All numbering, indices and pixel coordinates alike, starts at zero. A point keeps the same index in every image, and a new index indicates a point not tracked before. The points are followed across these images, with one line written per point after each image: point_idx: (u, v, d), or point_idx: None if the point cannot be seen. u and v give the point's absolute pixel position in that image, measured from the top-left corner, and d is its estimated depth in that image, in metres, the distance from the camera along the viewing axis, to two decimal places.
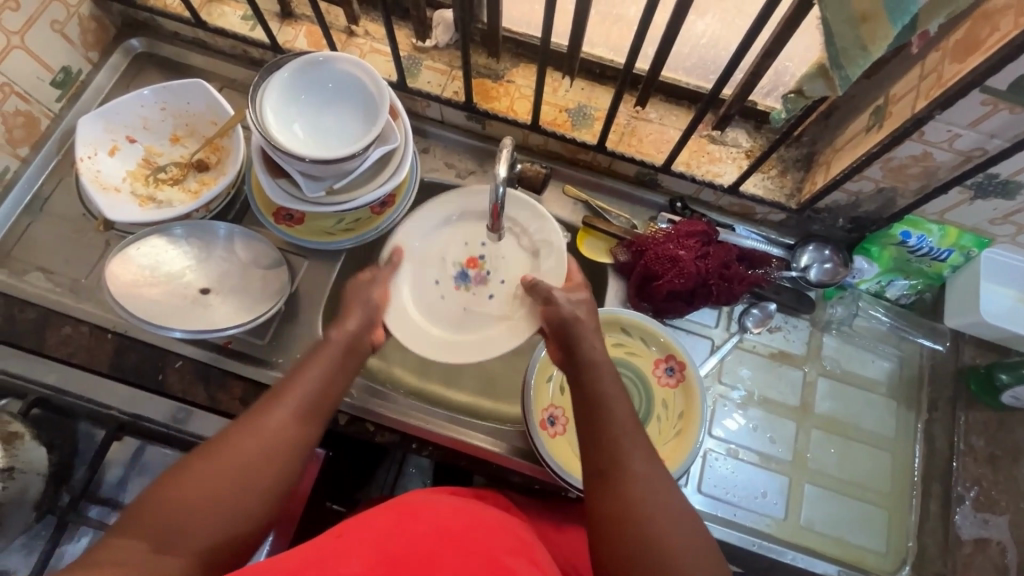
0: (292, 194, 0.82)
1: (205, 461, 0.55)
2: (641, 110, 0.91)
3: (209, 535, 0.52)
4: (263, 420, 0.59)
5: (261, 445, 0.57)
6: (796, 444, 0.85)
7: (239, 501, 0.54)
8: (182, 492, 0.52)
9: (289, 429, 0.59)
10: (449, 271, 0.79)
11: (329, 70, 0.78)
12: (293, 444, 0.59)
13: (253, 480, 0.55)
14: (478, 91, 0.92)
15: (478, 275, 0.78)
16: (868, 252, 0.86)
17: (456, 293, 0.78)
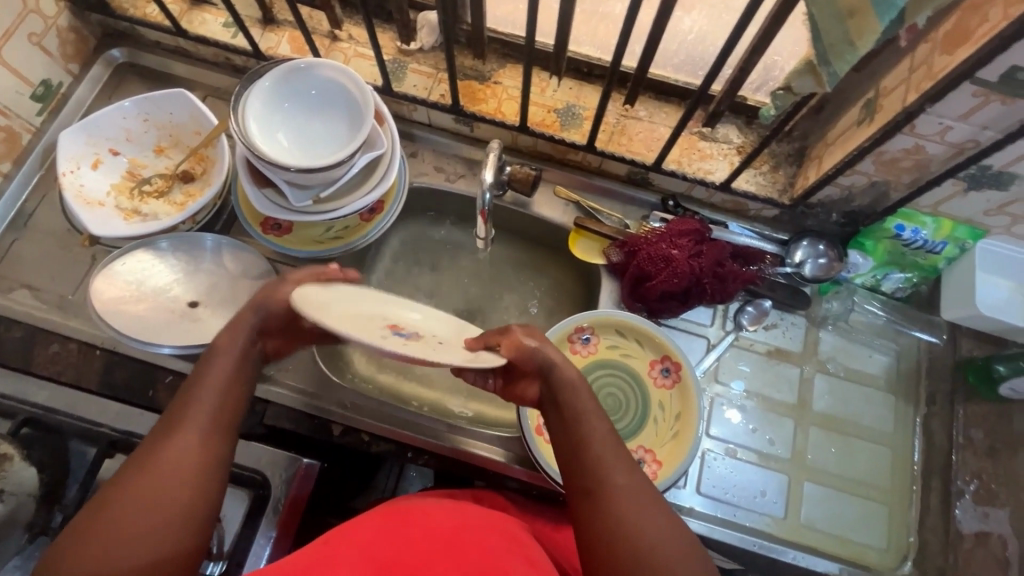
0: (279, 204, 0.81)
1: (112, 507, 0.52)
2: (630, 109, 0.90)
3: (138, 563, 0.50)
4: (158, 454, 0.56)
5: (160, 468, 0.55)
6: (795, 444, 0.84)
7: (156, 529, 0.52)
8: (88, 542, 0.50)
9: (191, 442, 0.57)
10: (381, 332, 0.53)
11: (313, 77, 0.77)
12: (196, 468, 0.56)
13: (158, 505, 0.53)
14: (465, 93, 0.91)
15: (410, 331, 0.56)
16: (862, 247, 0.86)
17: (420, 343, 0.54)
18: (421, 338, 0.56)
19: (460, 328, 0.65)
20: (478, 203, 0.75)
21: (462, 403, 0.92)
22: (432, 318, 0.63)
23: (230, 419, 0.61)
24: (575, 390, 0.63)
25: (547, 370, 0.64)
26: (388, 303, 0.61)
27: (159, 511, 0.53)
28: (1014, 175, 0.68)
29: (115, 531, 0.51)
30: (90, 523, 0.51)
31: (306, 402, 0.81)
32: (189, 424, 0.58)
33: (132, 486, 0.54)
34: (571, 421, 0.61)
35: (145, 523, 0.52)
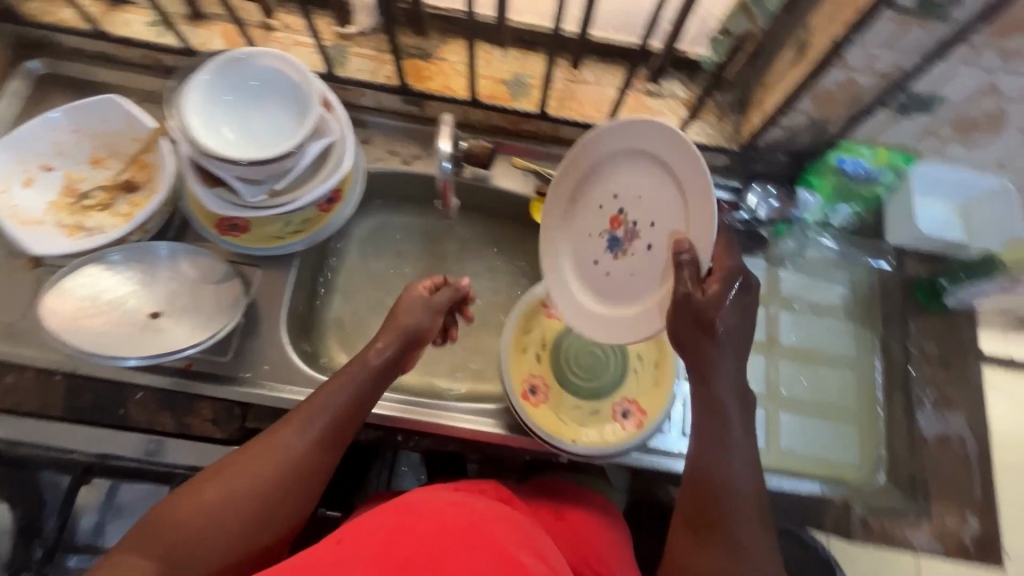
0: (233, 202, 0.79)
1: (226, 476, 0.61)
2: (576, 73, 0.91)
3: (232, 532, 0.59)
4: (278, 442, 0.64)
5: (259, 486, 0.61)
6: (768, 379, 0.88)
7: (255, 508, 0.61)
8: (196, 504, 0.59)
9: (291, 461, 0.64)
10: (602, 245, 0.71)
11: (252, 66, 0.75)
12: (303, 466, 0.64)
13: (251, 516, 0.60)
14: (411, 73, 0.90)
15: (627, 231, 0.69)
16: (810, 183, 0.90)
17: (617, 263, 0.69)
18: (634, 240, 0.68)
19: (678, 218, 0.62)
20: (438, 176, 0.77)
21: (447, 382, 0.93)
22: (655, 205, 0.65)
23: (346, 430, 0.68)
24: (716, 366, 0.63)
25: (705, 344, 0.62)
26: (625, 181, 0.69)
27: (250, 519, 0.60)
28: (939, 98, 0.72)
29: (203, 530, 0.58)
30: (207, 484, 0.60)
31: (286, 399, 0.80)
32: (310, 422, 0.66)
33: (223, 494, 0.60)
34: (717, 410, 0.64)
35: (235, 526, 0.60)
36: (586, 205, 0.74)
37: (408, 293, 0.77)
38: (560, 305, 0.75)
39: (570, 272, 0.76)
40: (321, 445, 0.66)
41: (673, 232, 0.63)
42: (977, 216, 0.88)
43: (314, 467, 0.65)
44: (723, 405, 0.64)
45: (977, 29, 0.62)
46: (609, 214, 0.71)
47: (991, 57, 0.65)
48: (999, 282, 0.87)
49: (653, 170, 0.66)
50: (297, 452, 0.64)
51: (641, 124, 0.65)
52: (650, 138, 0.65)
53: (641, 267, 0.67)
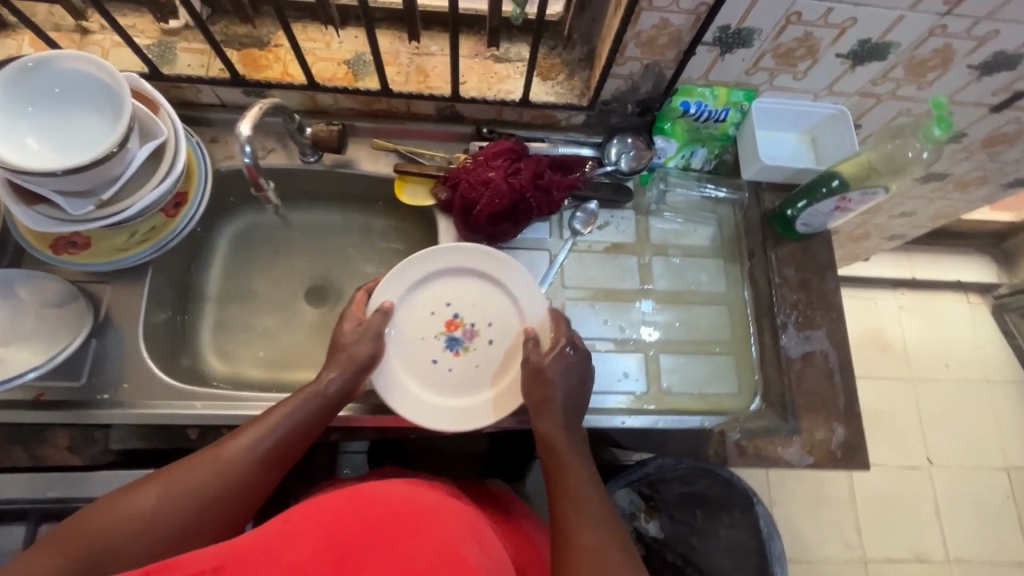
0: (61, 219, 0.74)
1: (161, 486, 0.58)
2: (420, 46, 0.90)
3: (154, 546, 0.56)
4: (219, 456, 0.62)
5: (197, 492, 0.59)
6: (645, 324, 0.90)
7: (188, 521, 0.58)
8: (124, 509, 0.56)
9: (233, 472, 0.62)
10: (439, 347, 0.81)
11: (51, 72, 0.70)
12: (242, 484, 0.62)
13: (183, 523, 0.57)
14: (246, 63, 0.86)
15: (465, 332, 0.81)
16: (663, 131, 0.91)
17: (459, 359, 0.80)
18: (472, 340, 0.81)
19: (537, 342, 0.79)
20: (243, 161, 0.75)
21: None
22: (486, 309, 0.81)
23: (288, 454, 0.67)
24: (547, 407, 0.72)
25: (548, 395, 0.73)
26: (456, 292, 0.82)
27: (183, 526, 0.57)
28: (751, 30, 0.75)
29: (129, 531, 0.55)
30: (139, 490, 0.57)
31: (149, 415, 0.77)
32: (256, 440, 0.64)
33: (156, 497, 0.57)
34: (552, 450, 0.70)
35: (165, 530, 0.57)
36: (416, 314, 0.82)
37: (347, 320, 0.78)
38: (392, 398, 0.76)
39: (401, 373, 0.79)
40: (265, 462, 0.64)
41: (515, 330, 0.80)
42: (824, 139, 0.92)
43: (256, 482, 0.63)
44: (559, 452, 0.70)
45: None
46: (444, 321, 0.81)
47: None
48: (833, 201, 0.84)
49: (491, 290, 0.82)
50: (239, 464, 0.62)
51: (469, 253, 0.81)
52: (485, 266, 0.81)
53: (484, 358, 0.80)
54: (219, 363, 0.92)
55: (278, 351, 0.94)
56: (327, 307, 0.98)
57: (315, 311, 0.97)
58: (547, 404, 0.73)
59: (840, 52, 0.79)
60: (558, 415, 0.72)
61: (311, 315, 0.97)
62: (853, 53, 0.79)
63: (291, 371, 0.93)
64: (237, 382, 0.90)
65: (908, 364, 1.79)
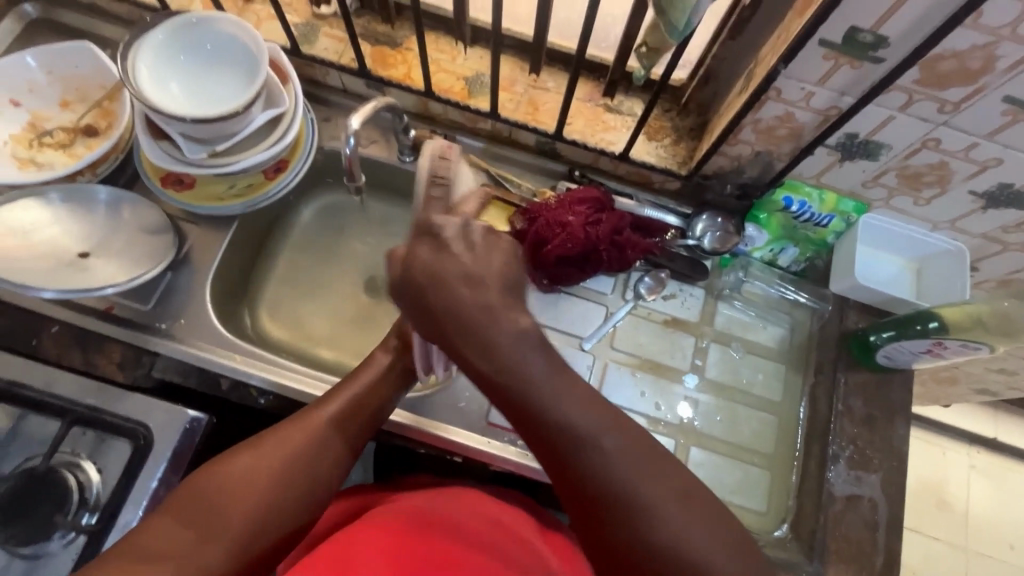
0: (176, 158, 0.81)
1: (249, 450, 0.63)
2: (538, 79, 0.92)
3: (248, 504, 0.59)
4: (302, 417, 0.67)
5: (287, 452, 0.64)
6: (685, 410, 0.86)
7: (276, 476, 0.62)
8: (216, 474, 0.61)
9: (319, 432, 0.67)
10: None
11: (207, 30, 0.78)
12: (318, 441, 0.66)
13: (278, 480, 0.62)
14: (375, 58, 0.91)
15: None
16: (757, 220, 0.87)
17: None
18: None
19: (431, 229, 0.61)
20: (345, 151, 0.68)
21: None
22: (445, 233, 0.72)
23: (364, 419, 0.71)
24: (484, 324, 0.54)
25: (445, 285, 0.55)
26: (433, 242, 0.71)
27: (279, 484, 0.61)
28: (880, 144, 0.70)
29: (232, 492, 0.59)
30: (225, 456, 0.62)
31: (194, 355, 0.81)
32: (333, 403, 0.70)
33: (249, 461, 0.62)
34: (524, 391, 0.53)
35: (267, 489, 0.61)
36: None
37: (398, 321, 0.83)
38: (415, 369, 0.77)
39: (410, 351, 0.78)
40: (342, 419, 0.69)
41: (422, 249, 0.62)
42: (931, 273, 0.85)
43: (339, 442, 0.67)
44: (539, 396, 0.53)
45: (906, 75, 0.60)
46: None
47: (927, 106, 0.63)
48: (926, 342, 0.77)
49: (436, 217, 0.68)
50: (323, 425, 0.67)
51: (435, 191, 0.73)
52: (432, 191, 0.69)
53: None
54: (267, 323, 0.96)
55: (325, 327, 0.97)
56: (381, 299, 1.00)
57: (369, 299, 1.00)
58: (472, 335, 0.54)
59: (974, 190, 0.72)
60: (496, 340, 0.54)
61: (364, 302, 1.00)
62: (989, 194, 0.72)
63: (330, 350, 0.95)
64: (278, 346, 0.94)
65: (966, 531, 1.59)
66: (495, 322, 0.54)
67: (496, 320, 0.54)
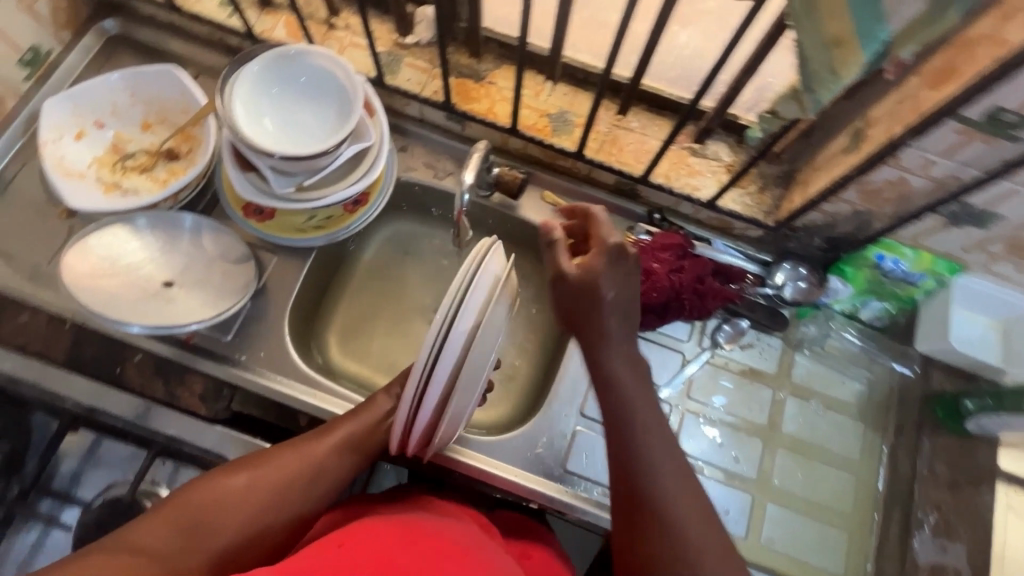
0: (261, 190, 0.80)
1: (247, 469, 0.62)
2: (622, 119, 0.90)
3: (238, 524, 0.59)
4: (304, 443, 0.66)
5: (283, 475, 0.63)
6: (761, 465, 0.84)
7: (271, 500, 0.61)
8: (211, 487, 0.60)
9: (320, 461, 0.65)
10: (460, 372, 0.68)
11: (303, 63, 0.77)
12: (318, 470, 0.64)
13: (267, 506, 0.60)
14: (459, 92, 0.90)
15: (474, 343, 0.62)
16: (842, 273, 0.86)
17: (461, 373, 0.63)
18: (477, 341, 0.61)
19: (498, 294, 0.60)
20: (455, 202, 0.77)
21: None
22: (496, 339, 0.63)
23: (366, 452, 0.68)
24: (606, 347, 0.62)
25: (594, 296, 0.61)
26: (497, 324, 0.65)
27: (270, 506, 0.61)
28: (995, 215, 0.68)
29: (225, 507, 0.59)
30: (224, 471, 0.61)
31: (273, 390, 0.80)
32: (334, 432, 0.67)
33: (246, 480, 0.61)
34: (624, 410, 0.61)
35: (257, 509, 0.60)
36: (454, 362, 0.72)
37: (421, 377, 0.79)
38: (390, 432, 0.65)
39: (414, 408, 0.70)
40: (343, 451, 0.66)
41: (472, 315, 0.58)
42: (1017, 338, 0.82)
43: (332, 473, 0.65)
44: (630, 421, 0.61)
45: None
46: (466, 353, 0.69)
47: None
48: None
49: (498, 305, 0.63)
50: (324, 455, 0.65)
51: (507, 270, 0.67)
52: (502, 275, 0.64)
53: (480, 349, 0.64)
54: (334, 352, 0.95)
55: (391, 358, 0.96)
56: None
57: None
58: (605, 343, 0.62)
59: None
60: (623, 357, 0.63)
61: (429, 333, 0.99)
62: None
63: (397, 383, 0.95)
64: (347, 378, 0.93)
65: None
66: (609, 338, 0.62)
67: (620, 338, 0.63)
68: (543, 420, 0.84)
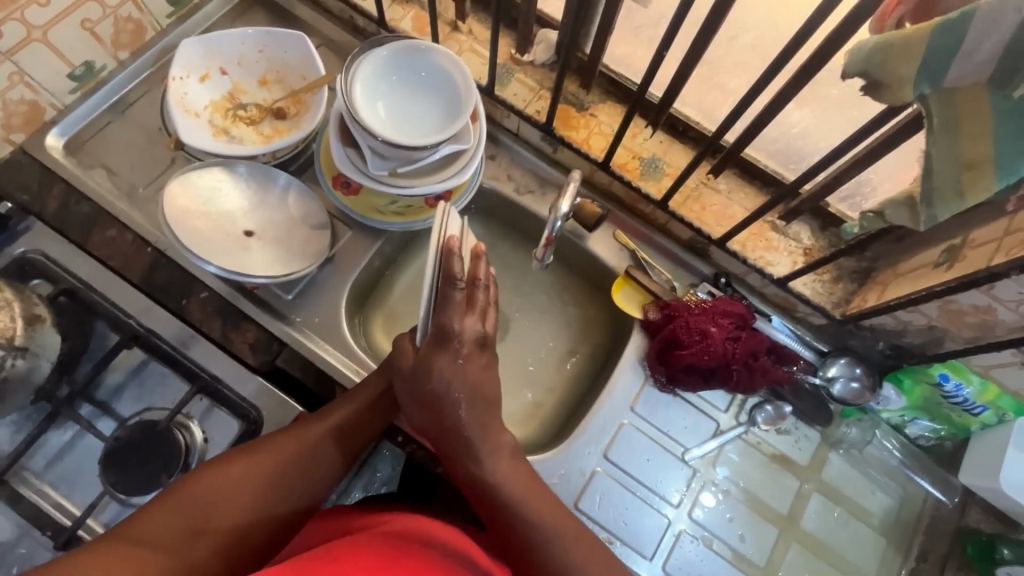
0: (357, 166, 0.83)
1: (247, 459, 0.68)
2: (712, 179, 0.90)
3: (240, 508, 0.64)
4: (304, 427, 0.73)
5: (282, 457, 0.69)
6: (772, 552, 0.84)
7: (268, 484, 0.67)
8: (215, 472, 0.65)
9: (316, 446, 0.71)
10: None
11: (427, 59, 0.81)
12: (312, 451, 0.71)
13: (266, 488, 0.67)
14: (560, 117, 0.92)
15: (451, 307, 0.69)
16: (899, 383, 0.84)
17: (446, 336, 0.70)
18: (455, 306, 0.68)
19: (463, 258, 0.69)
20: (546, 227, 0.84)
21: None
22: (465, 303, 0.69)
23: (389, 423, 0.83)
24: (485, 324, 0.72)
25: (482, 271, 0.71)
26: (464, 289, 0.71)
27: (262, 492, 0.66)
28: None
29: (223, 492, 0.64)
30: (227, 458, 0.67)
31: (320, 357, 0.85)
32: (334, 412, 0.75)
33: (244, 469, 0.67)
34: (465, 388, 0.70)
35: (254, 495, 0.66)
36: None
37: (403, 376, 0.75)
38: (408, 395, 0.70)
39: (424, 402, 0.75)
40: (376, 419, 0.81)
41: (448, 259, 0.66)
42: None
43: (325, 458, 0.71)
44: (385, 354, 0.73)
45: None
46: None
47: None
48: None
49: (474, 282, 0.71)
50: (322, 438, 0.72)
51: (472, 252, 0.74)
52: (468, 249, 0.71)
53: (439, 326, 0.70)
54: (381, 335, 0.96)
55: None
56: None
57: None
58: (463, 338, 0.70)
59: None
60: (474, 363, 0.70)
61: None
62: None
63: None
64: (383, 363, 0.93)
65: None
66: (451, 357, 0.68)
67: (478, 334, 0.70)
68: (564, 455, 0.84)
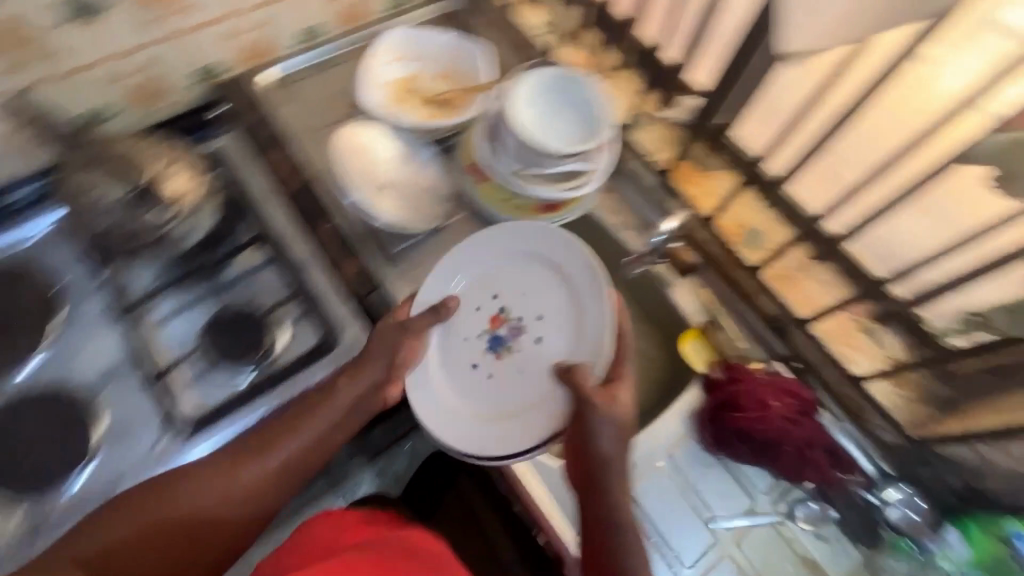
0: (490, 157, 0.94)
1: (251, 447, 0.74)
2: (810, 265, 0.92)
3: (246, 489, 0.72)
4: (302, 419, 0.77)
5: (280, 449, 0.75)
6: None
7: (268, 470, 0.74)
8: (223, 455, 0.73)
9: (313, 440, 0.77)
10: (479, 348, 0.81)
11: (581, 88, 0.92)
12: (311, 444, 0.76)
13: (267, 476, 0.73)
14: (680, 171, 1.00)
15: (511, 329, 0.80)
16: (965, 529, 0.78)
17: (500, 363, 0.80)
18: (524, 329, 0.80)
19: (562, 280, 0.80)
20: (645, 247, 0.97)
21: None
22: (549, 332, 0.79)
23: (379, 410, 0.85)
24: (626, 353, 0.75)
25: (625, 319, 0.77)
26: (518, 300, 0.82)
27: (266, 476, 0.73)
28: None
29: (230, 472, 0.72)
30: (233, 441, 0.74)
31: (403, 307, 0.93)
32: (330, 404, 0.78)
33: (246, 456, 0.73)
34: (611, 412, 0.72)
35: (260, 479, 0.73)
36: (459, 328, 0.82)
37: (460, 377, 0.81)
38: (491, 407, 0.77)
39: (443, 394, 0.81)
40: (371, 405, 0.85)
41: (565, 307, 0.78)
42: None
43: (319, 451, 0.76)
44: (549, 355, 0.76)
45: None
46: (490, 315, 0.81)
47: None
48: None
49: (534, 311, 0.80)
50: (319, 431, 0.77)
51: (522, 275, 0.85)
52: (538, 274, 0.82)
53: (527, 361, 0.79)
54: None
55: None
56: None
57: None
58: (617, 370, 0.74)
59: None
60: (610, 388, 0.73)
61: None
62: None
63: None
64: None
65: None
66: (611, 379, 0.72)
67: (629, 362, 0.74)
68: None
